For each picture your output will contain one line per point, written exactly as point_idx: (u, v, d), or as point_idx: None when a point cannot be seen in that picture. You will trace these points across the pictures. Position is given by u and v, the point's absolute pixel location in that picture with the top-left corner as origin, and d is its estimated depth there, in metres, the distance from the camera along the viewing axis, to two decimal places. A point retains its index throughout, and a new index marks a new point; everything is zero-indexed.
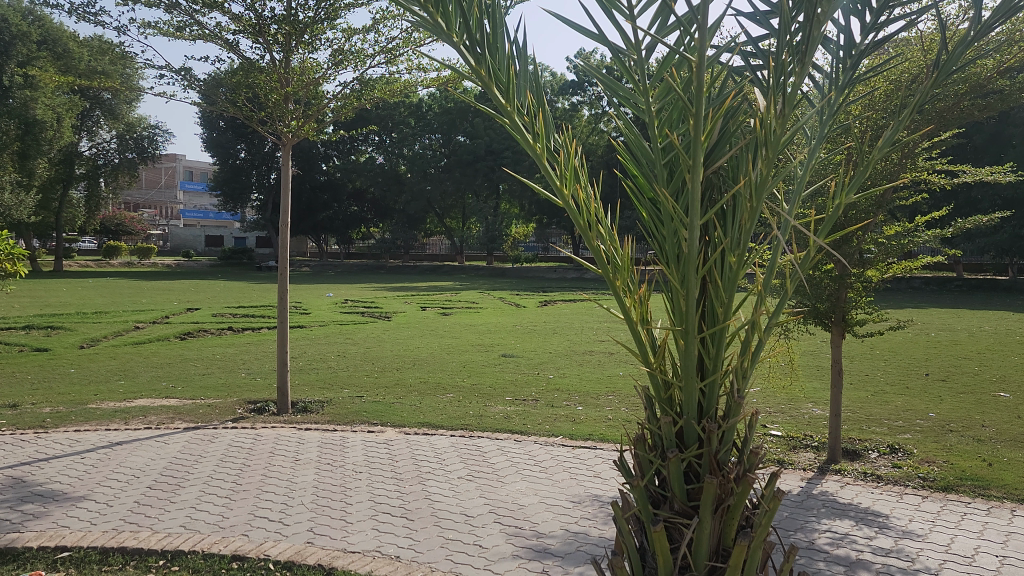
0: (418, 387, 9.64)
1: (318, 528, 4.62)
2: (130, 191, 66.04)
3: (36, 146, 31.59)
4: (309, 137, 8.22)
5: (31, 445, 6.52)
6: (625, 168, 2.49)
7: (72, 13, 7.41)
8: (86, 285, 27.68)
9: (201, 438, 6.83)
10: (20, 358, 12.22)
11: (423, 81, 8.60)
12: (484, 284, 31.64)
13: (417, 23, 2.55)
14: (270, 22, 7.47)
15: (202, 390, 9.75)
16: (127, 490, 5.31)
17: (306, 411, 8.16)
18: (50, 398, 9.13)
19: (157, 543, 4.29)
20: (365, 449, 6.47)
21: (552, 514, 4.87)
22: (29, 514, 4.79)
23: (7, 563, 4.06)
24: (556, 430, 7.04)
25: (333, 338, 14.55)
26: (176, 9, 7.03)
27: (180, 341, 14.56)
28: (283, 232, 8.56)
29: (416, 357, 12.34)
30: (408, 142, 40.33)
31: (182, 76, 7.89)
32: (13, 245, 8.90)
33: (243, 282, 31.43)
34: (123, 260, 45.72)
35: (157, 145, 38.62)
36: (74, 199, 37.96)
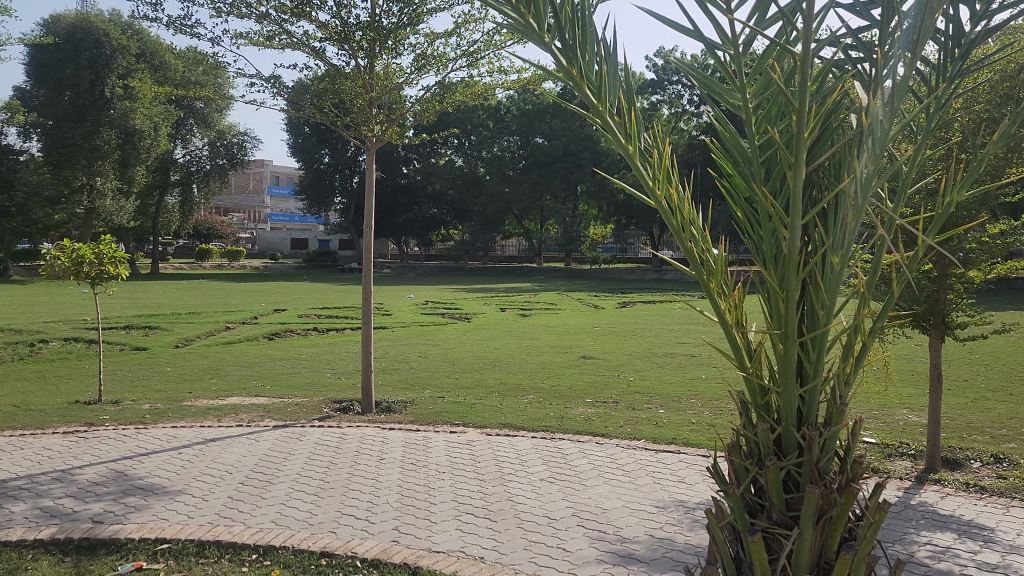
0: (498, 388, 9.70)
1: (403, 527, 4.68)
2: (221, 197, 68.51)
3: (135, 153, 33.69)
4: (393, 141, 8.36)
5: (132, 440, 6.83)
6: (720, 168, 2.45)
7: (170, 26, 7.70)
8: (180, 287, 28.92)
9: (289, 436, 7.01)
10: (122, 356, 12.86)
11: (504, 84, 8.64)
12: (562, 286, 31.66)
13: (509, 23, 2.56)
14: (354, 29, 7.63)
15: (289, 388, 10.04)
16: (221, 485, 5.49)
17: (389, 411, 8.29)
18: (149, 394, 9.57)
19: (250, 538, 4.42)
20: (448, 449, 6.54)
21: (636, 518, 4.81)
22: (131, 506, 5.01)
23: (112, 552, 4.25)
24: (638, 433, 6.95)
25: (415, 339, 14.80)
26: (266, 19, 7.24)
27: (269, 340, 15.04)
28: (367, 236, 8.71)
29: (496, 358, 12.44)
30: (486, 145, 40.57)
31: (272, 84, 8.11)
32: (114, 248, 9.33)
33: (326, 283, 32.26)
34: (214, 263, 47.50)
35: (247, 152, 39.94)
36: (170, 204, 39.54)
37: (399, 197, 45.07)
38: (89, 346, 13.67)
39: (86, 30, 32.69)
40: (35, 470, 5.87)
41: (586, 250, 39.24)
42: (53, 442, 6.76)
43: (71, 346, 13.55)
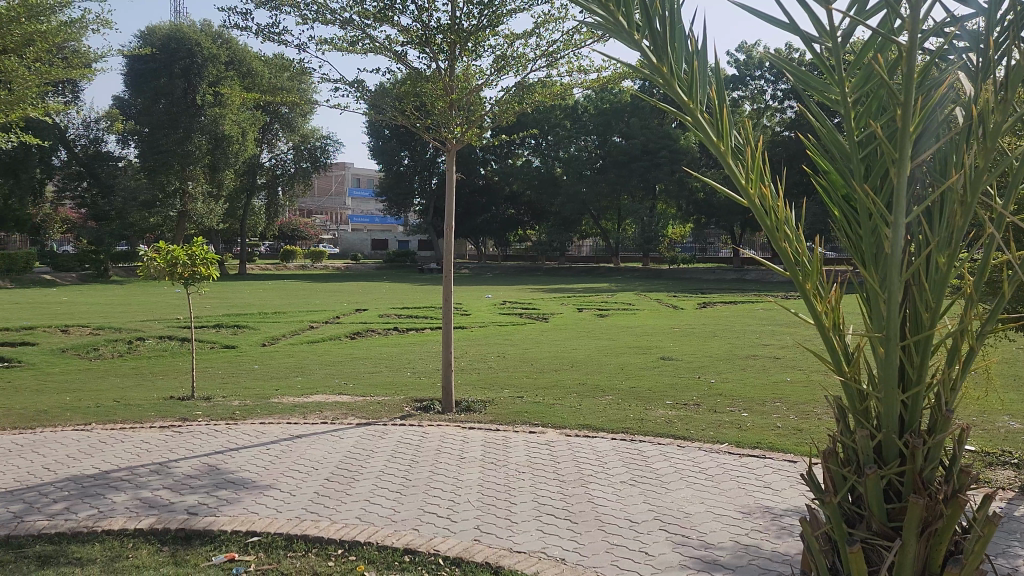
0: (577, 389, 9.65)
1: (485, 526, 4.70)
2: (305, 198, 70.60)
3: (224, 157, 34.77)
4: (473, 142, 8.39)
5: (222, 436, 7.06)
6: (816, 164, 2.39)
7: (260, 34, 7.94)
8: (265, 288, 29.85)
9: (372, 434, 7.14)
10: (213, 354, 13.34)
11: (582, 83, 8.60)
12: (640, 286, 31.37)
13: (603, 20, 2.60)
14: (435, 32, 7.71)
15: (371, 387, 10.21)
16: (307, 482, 5.63)
17: (471, 410, 8.35)
18: (238, 391, 9.89)
19: (336, 532, 4.52)
20: (528, 449, 6.55)
21: (721, 524, 4.72)
22: (224, 499, 5.19)
23: (205, 543, 4.41)
24: (722, 437, 6.81)
25: (493, 339, 14.89)
26: (350, 25, 7.39)
27: (350, 340, 15.36)
28: (447, 236, 8.76)
29: (575, 358, 12.38)
30: (563, 145, 40.52)
31: (355, 88, 8.28)
32: (205, 249, 9.63)
33: (405, 283, 32.76)
34: (298, 263, 48.83)
35: (329, 155, 40.93)
36: (257, 206, 40.77)
37: (477, 197, 45.50)
38: (183, 344, 14.24)
39: (180, 40, 34.07)
40: (134, 463, 6.13)
41: (664, 250, 38.76)
42: (150, 436, 7.05)
43: (167, 344, 14.13)
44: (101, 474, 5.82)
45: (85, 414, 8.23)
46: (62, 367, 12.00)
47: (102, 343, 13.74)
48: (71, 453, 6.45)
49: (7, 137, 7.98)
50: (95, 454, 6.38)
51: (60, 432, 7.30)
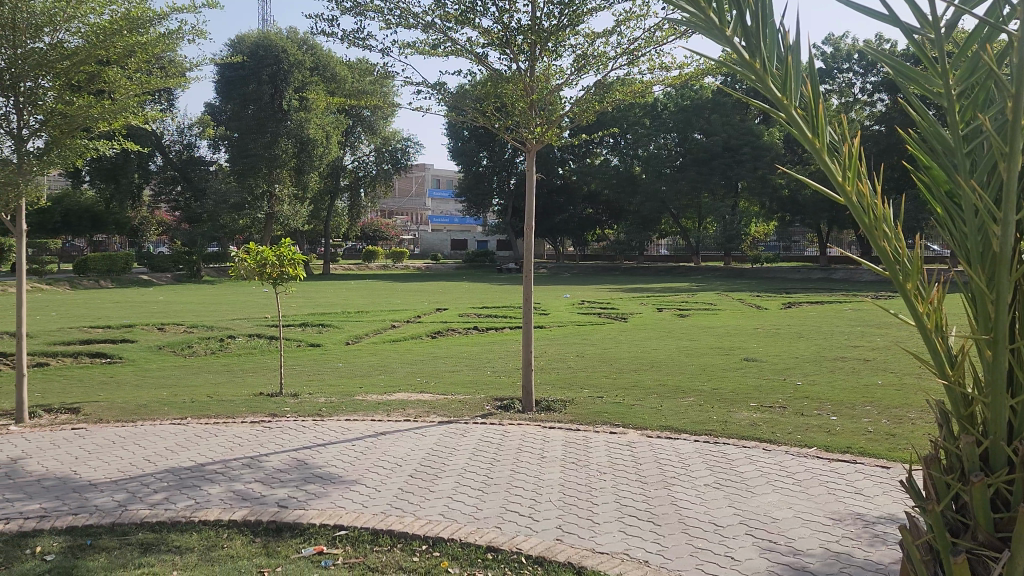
0: (657, 390, 9.55)
1: (567, 526, 4.70)
2: (386, 200, 72.03)
3: (309, 160, 35.81)
4: (552, 142, 8.38)
5: (310, 431, 7.27)
6: (916, 160, 2.33)
7: (345, 40, 8.12)
8: (348, 288, 30.58)
9: (454, 432, 7.22)
10: (299, 352, 13.76)
11: (663, 81, 8.51)
12: (720, 286, 30.84)
13: (693, 18, 2.63)
14: (516, 34, 7.75)
15: (453, 386, 10.32)
16: (391, 478, 5.73)
17: (550, 410, 8.37)
18: (324, 389, 10.15)
19: (420, 529, 4.59)
20: (609, 449, 6.51)
21: (810, 530, 4.59)
22: (312, 493, 5.34)
23: (295, 536, 4.55)
24: (809, 440, 6.64)
25: (572, 338, 14.88)
26: (432, 29, 7.50)
27: (431, 339, 15.59)
28: (527, 236, 8.75)
29: (656, 359, 12.23)
30: (642, 143, 40.11)
31: (437, 91, 8.37)
32: (291, 250, 9.88)
33: (484, 283, 33.00)
34: (380, 263, 49.85)
35: (410, 157, 41.65)
36: (339, 208, 41.73)
37: (555, 197, 45.54)
38: (271, 342, 14.71)
39: (267, 48, 35.09)
40: (226, 456, 6.37)
41: (747, 249, 37.98)
42: (242, 430, 7.32)
43: (256, 341, 14.63)
44: (197, 466, 6.07)
45: (181, 409, 8.61)
46: (159, 362, 12.57)
47: (196, 340, 14.34)
48: (169, 445, 6.74)
49: (110, 145, 8.38)
50: (191, 447, 6.64)
51: (159, 425, 7.64)
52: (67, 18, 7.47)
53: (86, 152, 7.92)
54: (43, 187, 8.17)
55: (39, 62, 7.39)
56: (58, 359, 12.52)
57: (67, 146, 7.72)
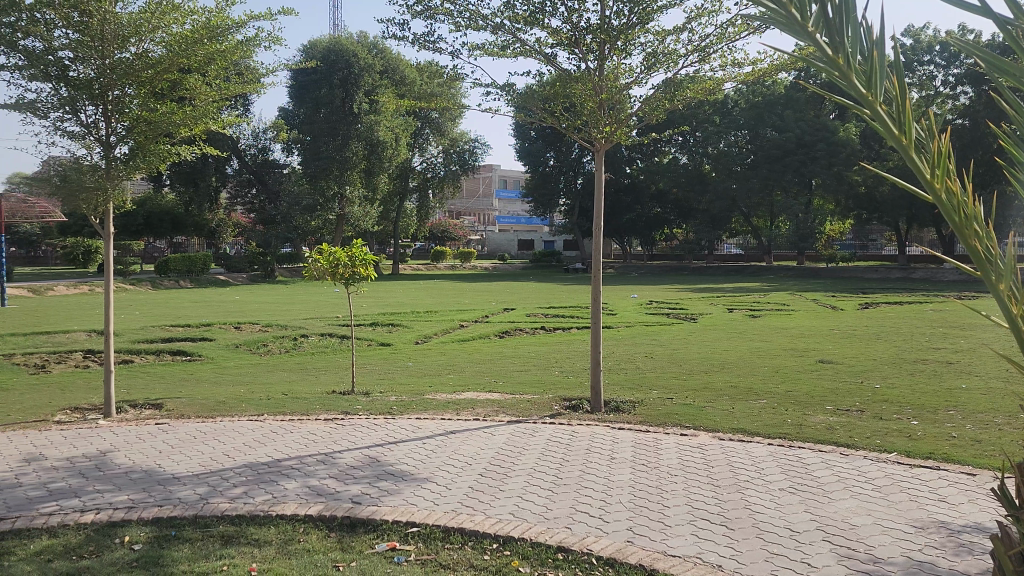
0: (729, 391, 9.38)
1: (637, 528, 4.66)
2: (454, 200, 72.74)
3: (379, 162, 36.46)
4: (622, 141, 8.34)
5: (382, 429, 7.40)
6: (1010, 155, 2.25)
7: (416, 43, 8.23)
8: (418, 287, 30.95)
9: (524, 432, 7.24)
10: (370, 351, 14.00)
11: (734, 77, 8.37)
12: (794, 286, 30.13)
13: (772, 15, 2.64)
14: (585, 33, 7.73)
15: (521, 386, 10.35)
16: (461, 477, 5.77)
17: (619, 411, 8.31)
18: (394, 388, 10.29)
19: (490, 527, 4.62)
20: (680, 452, 6.42)
21: (890, 538, 4.45)
22: (384, 490, 5.43)
23: (369, 532, 4.63)
24: (890, 445, 6.43)
25: (641, 339, 14.75)
26: (501, 30, 7.53)
27: (499, 339, 15.66)
28: (596, 236, 8.68)
29: (727, 360, 12.03)
30: (713, 140, 39.49)
31: (505, 92, 8.41)
32: (362, 250, 10.05)
33: (551, 283, 32.97)
34: (448, 263, 50.29)
35: (477, 158, 41.94)
36: (408, 209, 42.31)
37: (622, 197, 45.25)
38: (343, 341, 15.00)
39: (339, 52, 35.78)
40: (301, 452, 6.52)
41: (821, 248, 37.04)
42: (317, 428, 7.49)
43: (328, 340, 14.94)
44: (275, 461, 6.24)
45: (258, 405, 8.84)
46: (237, 360, 12.95)
47: (271, 339, 14.70)
48: (246, 441, 6.93)
49: (191, 149, 8.65)
50: (267, 443, 6.83)
51: (237, 421, 7.88)
52: (152, 29, 7.75)
53: (169, 157, 8.21)
54: (129, 191, 8.49)
55: (126, 71, 7.70)
56: (142, 357, 13.00)
57: (150, 150, 8.00)
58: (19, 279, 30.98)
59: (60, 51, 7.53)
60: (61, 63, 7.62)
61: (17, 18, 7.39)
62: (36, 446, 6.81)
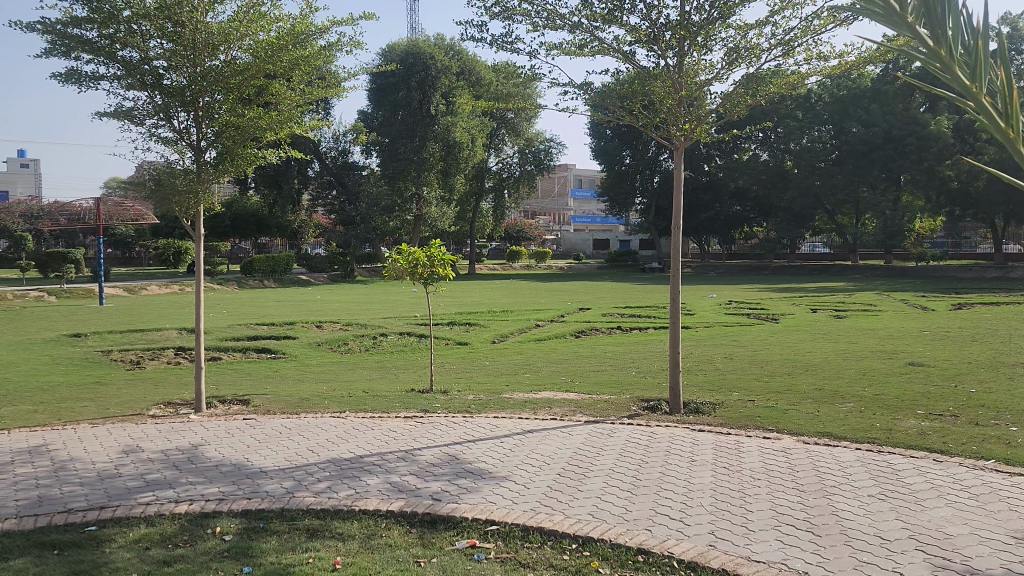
0: (814, 394, 9.13)
1: (720, 531, 4.58)
2: (529, 200, 72.87)
3: (456, 163, 36.88)
4: (702, 139, 8.20)
5: (460, 427, 7.47)
6: None
7: (494, 44, 8.26)
8: (495, 287, 31.14)
9: (601, 432, 7.19)
10: (448, 350, 14.15)
11: (818, 71, 8.14)
12: (881, 285, 29.13)
13: (868, 11, 2.86)
14: (664, 30, 7.64)
15: (598, 386, 10.29)
16: (539, 476, 5.78)
17: (699, 413, 8.16)
18: (472, 387, 10.37)
19: (569, 527, 4.62)
20: (762, 456, 6.28)
21: (990, 549, 4.26)
22: (463, 488, 5.48)
23: (449, 529, 4.67)
24: (987, 452, 6.15)
25: (720, 340, 14.48)
26: (578, 29, 7.50)
27: (575, 338, 15.62)
28: (675, 236, 8.53)
29: (810, 362, 11.71)
30: (795, 136, 38.48)
31: (583, 91, 8.37)
32: (440, 250, 10.15)
33: (628, 283, 32.68)
34: (523, 263, 50.42)
35: (553, 157, 41.91)
36: (484, 209, 42.61)
37: (701, 195, 44.54)
38: (421, 340, 15.21)
39: (417, 55, 36.20)
40: (383, 449, 6.64)
41: (911, 246, 35.69)
42: (396, 425, 7.61)
43: (406, 339, 15.17)
44: (357, 457, 6.38)
45: (340, 403, 9.04)
46: (318, 359, 13.25)
47: (352, 338, 15.02)
48: (329, 437, 7.10)
49: (276, 152, 8.91)
50: (349, 440, 6.97)
51: (320, 418, 8.07)
52: (240, 37, 8.04)
53: (255, 160, 8.49)
54: (218, 194, 8.80)
55: (216, 78, 7.99)
56: (229, 354, 13.45)
57: (238, 155, 8.29)
58: (115, 279, 32.47)
59: (155, 61, 7.85)
60: (156, 71, 7.94)
61: (115, 29, 7.72)
62: (134, 438, 7.14)
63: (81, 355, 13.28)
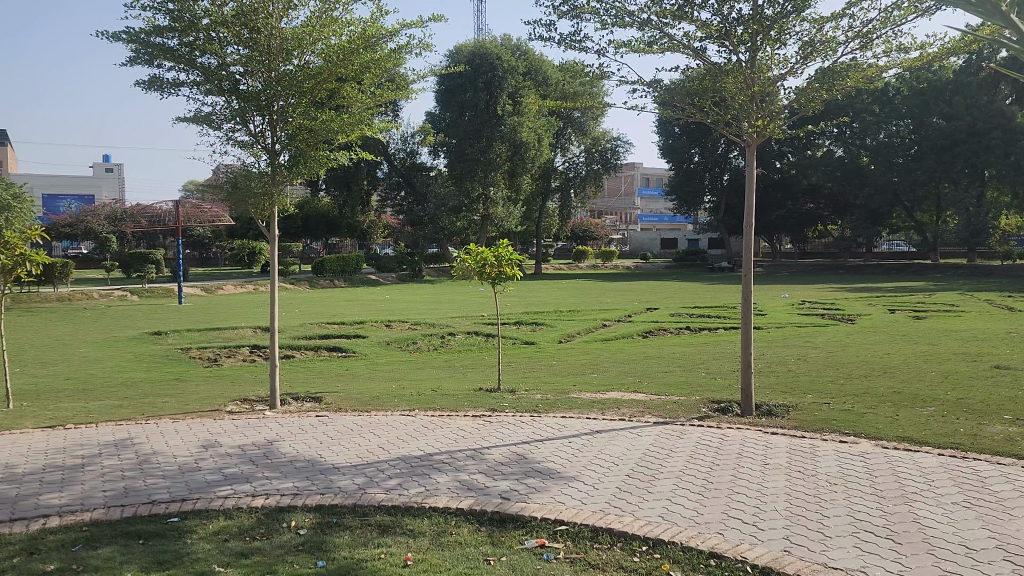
0: (893, 398, 8.82)
1: (795, 537, 4.47)
2: (596, 199, 72.67)
3: (522, 163, 36.99)
4: (776, 135, 8.01)
5: (528, 426, 7.47)
6: None
7: (563, 44, 8.25)
8: (562, 287, 31.11)
9: (670, 433, 7.12)
10: (514, 350, 14.18)
11: (896, 63, 7.88)
12: (964, 285, 27.99)
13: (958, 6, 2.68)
14: (737, 24, 7.50)
15: (666, 386, 10.18)
16: (608, 477, 5.75)
17: (772, 415, 8.01)
18: (539, 386, 10.36)
19: (640, 529, 4.58)
20: (839, 460, 6.10)
21: None
22: (532, 487, 5.49)
23: (519, 528, 4.69)
24: None
25: (793, 341, 14.13)
26: (648, 26, 7.43)
27: (643, 339, 15.44)
28: (747, 235, 8.35)
29: (889, 364, 11.32)
30: (871, 131, 37.29)
31: (652, 88, 8.27)
32: (507, 251, 10.18)
33: (697, 283, 32.16)
34: (590, 263, 50.18)
35: (620, 156, 41.59)
36: (550, 209, 42.65)
37: (773, 192, 43.59)
38: (488, 339, 15.31)
39: (483, 56, 36.30)
40: (452, 447, 6.71)
41: (996, 244, 34.19)
42: (465, 424, 7.66)
43: (474, 339, 15.28)
44: (426, 455, 6.44)
45: (409, 401, 9.15)
46: (387, 358, 13.44)
47: (420, 338, 15.20)
48: (400, 435, 7.20)
49: (347, 154, 9.08)
50: (419, 437, 7.07)
51: (389, 415, 8.19)
52: (312, 41, 8.21)
53: (327, 163, 8.66)
54: (291, 196, 9.01)
55: (290, 83, 8.18)
56: (302, 352, 13.80)
57: (311, 157, 8.46)
58: (193, 280, 33.53)
59: (232, 66, 8.08)
60: (233, 77, 8.17)
61: (194, 37, 7.98)
62: (212, 433, 7.37)
63: (163, 352, 13.81)
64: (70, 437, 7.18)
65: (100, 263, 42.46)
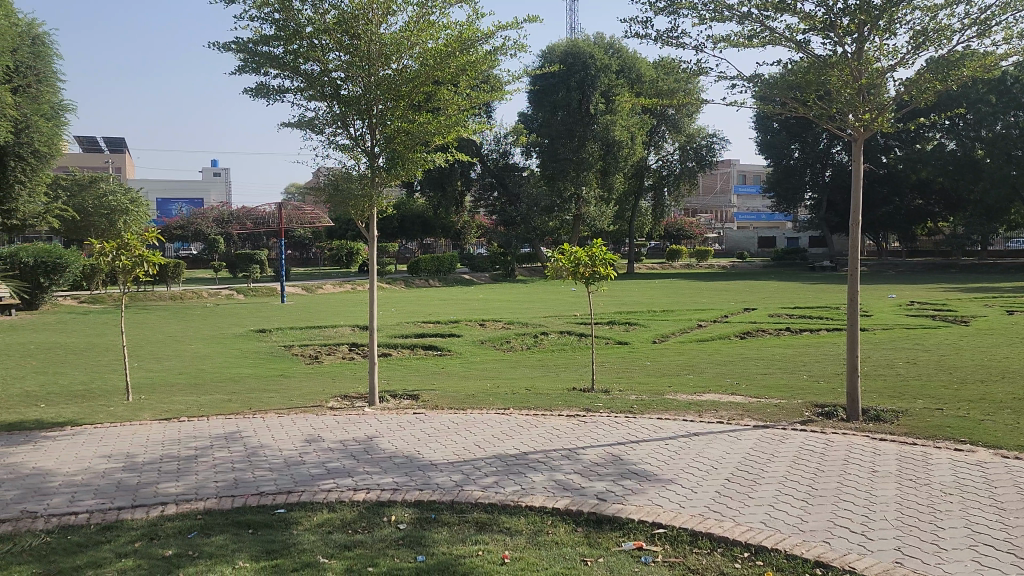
0: (1012, 404, 8.33)
1: (907, 549, 4.27)
2: (691, 198, 71.56)
3: (615, 162, 36.74)
4: (884, 128, 7.67)
5: (623, 428, 7.40)
6: None
7: (659, 40, 8.14)
8: (657, 286, 30.78)
9: (772, 438, 6.92)
10: (607, 350, 14.09)
11: (1015, 51, 7.44)
12: None
13: None
14: (842, 15, 7.23)
15: (766, 389, 9.90)
16: (707, 480, 5.64)
17: (880, 421, 7.67)
18: (633, 387, 10.27)
19: (741, 535, 4.47)
20: (954, 469, 5.80)
21: None
22: (629, 488, 5.44)
23: (616, 529, 4.65)
24: None
25: (902, 343, 13.53)
26: (748, 19, 7.25)
27: (741, 340, 15.08)
28: (854, 234, 8.05)
29: (1007, 368, 10.70)
30: (986, 122, 35.39)
31: (752, 83, 8.04)
32: (600, 251, 10.10)
33: (796, 283, 31.16)
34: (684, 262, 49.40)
35: (716, 152, 40.60)
36: (644, 208, 42.29)
37: (878, 188, 41.82)
38: (581, 339, 15.26)
39: (576, 55, 36.26)
40: (547, 447, 6.70)
41: None
42: (561, 423, 7.65)
43: (567, 338, 15.26)
44: (522, 454, 6.48)
45: (504, 400, 9.22)
46: (481, 356, 13.59)
47: (514, 337, 15.30)
48: (496, 433, 7.26)
49: (443, 155, 9.21)
50: (515, 436, 7.10)
51: (485, 414, 8.26)
52: (410, 46, 8.38)
53: (424, 163, 8.81)
54: (389, 196, 9.21)
55: (388, 87, 8.36)
56: (398, 350, 14.10)
57: (409, 159, 8.61)
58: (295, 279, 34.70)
59: (334, 72, 8.32)
60: (334, 83, 8.41)
61: (299, 44, 8.25)
62: (315, 428, 7.62)
63: (268, 349, 14.35)
64: (184, 429, 7.55)
65: (209, 263, 44.53)
